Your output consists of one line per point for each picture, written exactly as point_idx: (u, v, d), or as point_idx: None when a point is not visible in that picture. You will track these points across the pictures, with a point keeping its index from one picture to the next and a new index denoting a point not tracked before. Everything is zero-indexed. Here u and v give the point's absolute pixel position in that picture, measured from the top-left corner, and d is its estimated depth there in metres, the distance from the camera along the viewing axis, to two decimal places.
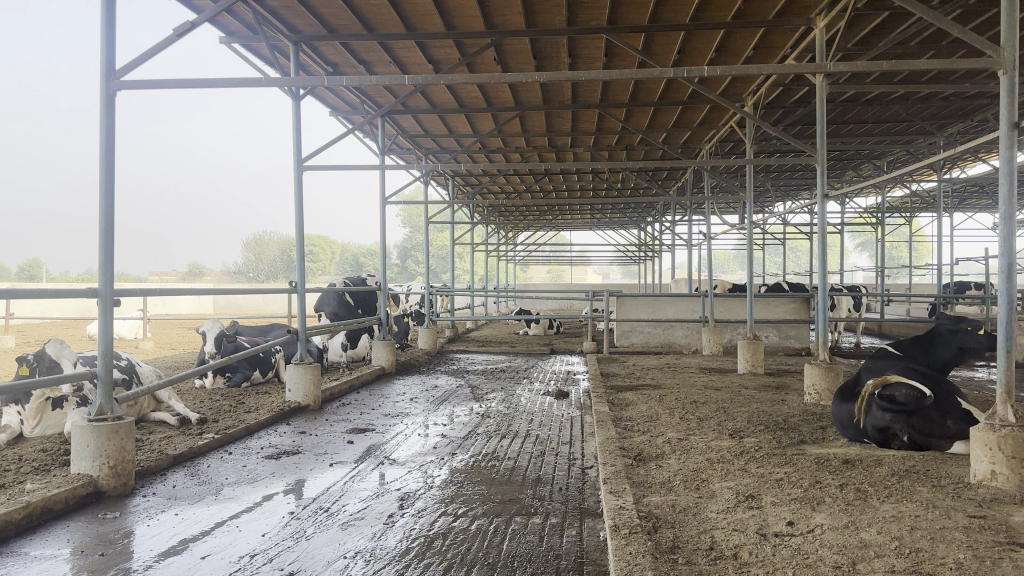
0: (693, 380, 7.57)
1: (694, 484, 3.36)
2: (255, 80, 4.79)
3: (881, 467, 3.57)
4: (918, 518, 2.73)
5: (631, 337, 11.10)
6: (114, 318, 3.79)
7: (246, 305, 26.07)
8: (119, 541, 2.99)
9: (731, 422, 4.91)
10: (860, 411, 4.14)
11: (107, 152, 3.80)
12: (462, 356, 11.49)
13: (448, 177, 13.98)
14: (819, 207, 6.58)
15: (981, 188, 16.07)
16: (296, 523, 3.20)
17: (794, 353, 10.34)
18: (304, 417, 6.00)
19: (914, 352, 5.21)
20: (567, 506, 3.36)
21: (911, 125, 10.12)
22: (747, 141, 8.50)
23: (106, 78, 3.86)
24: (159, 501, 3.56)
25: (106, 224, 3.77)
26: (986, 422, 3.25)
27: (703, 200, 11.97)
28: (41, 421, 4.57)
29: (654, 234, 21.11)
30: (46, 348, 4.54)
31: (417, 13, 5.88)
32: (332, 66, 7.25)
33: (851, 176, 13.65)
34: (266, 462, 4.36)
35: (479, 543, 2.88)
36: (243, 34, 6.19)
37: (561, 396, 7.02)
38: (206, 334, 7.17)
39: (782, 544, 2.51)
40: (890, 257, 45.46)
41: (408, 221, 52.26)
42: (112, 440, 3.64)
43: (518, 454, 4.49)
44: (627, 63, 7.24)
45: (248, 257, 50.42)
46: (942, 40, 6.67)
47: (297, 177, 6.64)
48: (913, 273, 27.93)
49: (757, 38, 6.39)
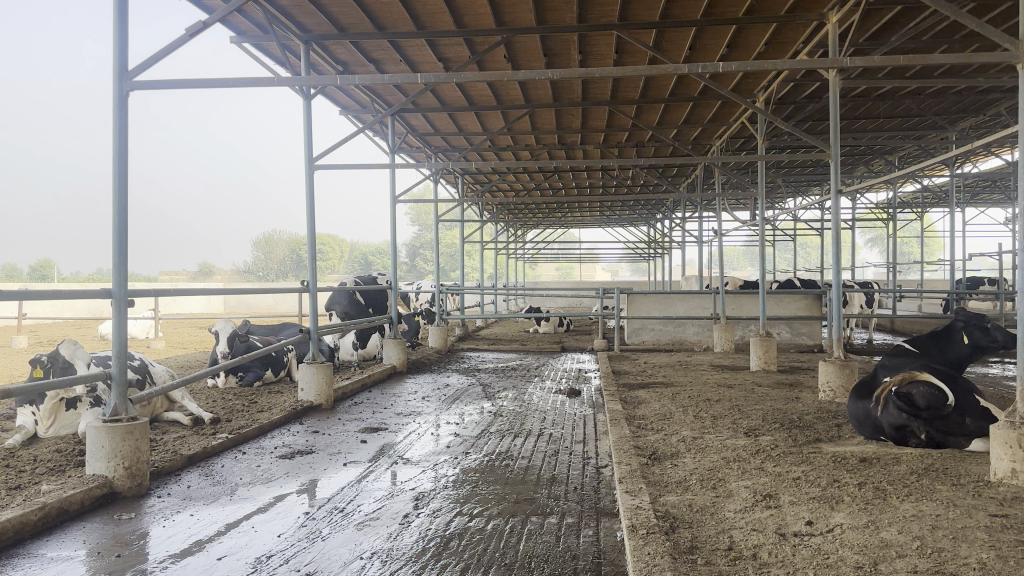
0: (705, 378, 7.54)
1: (710, 483, 3.34)
2: (266, 80, 4.80)
3: (899, 465, 3.53)
4: (940, 517, 2.70)
5: (641, 335, 11.03)
6: (128, 318, 3.81)
7: (257, 304, 26.20)
8: (135, 543, 3.01)
9: (745, 420, 4.88)
10: (876, 408, 4.09)
11: (121, 152, 3.82)
12: (473, 356, 11.28)
13: (457, 175, 13.99)
14: (832, 202, 6.48)
15: (993, 183, 15.90)
16: (312, 524, 3.20)
17: (806, 349, 10.27)
18: (317, 416, 6.02)
19: (932, 349, 5.14)
20: (583, 506, 3.35)
21: (923, 120, 10.02)
22: (759, 136, 8.41)
23: (120, 79, 3.88)
24: (173, 502, 3.58)
25: (120, 225, 3.79)
26: (1006, 420, 3.21)
27: (714, 196, 11.90)
28: (55, 422, 4.60)
29: (664, 231, 21.01)
30: (60, 349, 4.57)
31: (426, 11, 5.87)
32: (342, 65, 7.27)
33: (863, 171, 13.53)
34: (279, 462, 4.37)
35: (496, 543, 2.88)
36: (253, 34, 6.20)
37: (573, 394, 7.00)
38: (218, 334, 7.19)
39: (802, 544, 2.49)
40: (902, 252, 45.07)
41: (417, 219, 52.37)
42: (127, 440, 3.67)
43: (532, 453, 4.48)
44: (637, 60, 7.21)
45: (258, 257, 50.61)
46: (956, 34, 6.60)
47: (308, 177, 6.64)
48: (925, 270, 27.69)
49: (768, 33, 6.34)
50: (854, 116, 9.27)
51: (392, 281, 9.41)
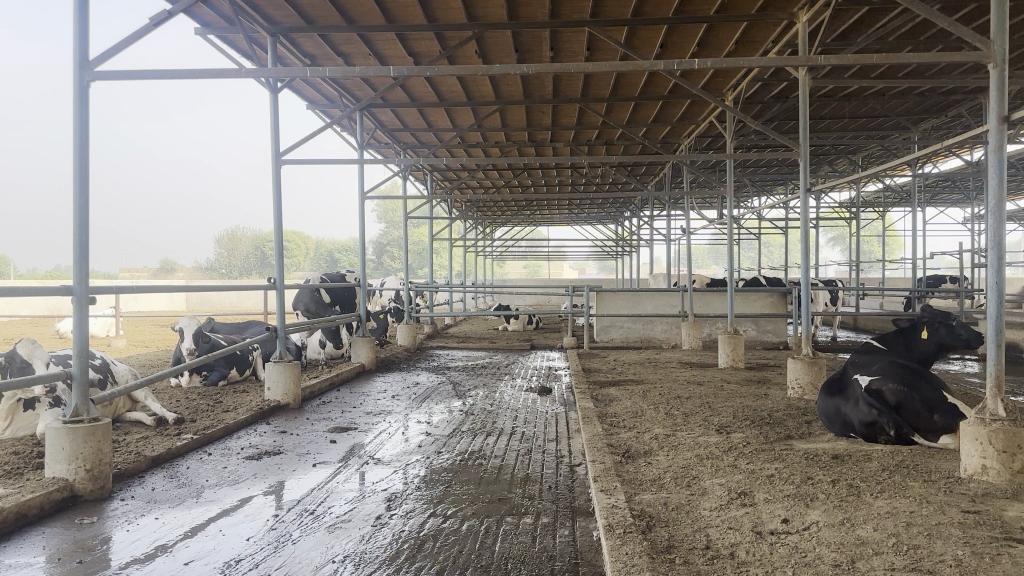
0: (676, 375, 7.61)
1: (684, 481, 3.35)
2: (233, 71, 4.66)
3: (870, 462, 3.58)
4: (913, 514, 2.73)
5: (610, 333, 11.16)
6: (89, 316, 3.64)
7: (220, 302, 25.79)
8: (97, 548, 2.87)
9: (716, 417, 4.93)
10: (848, 405, 4.18)
11: (82, 147, 3.65)
12: (441, 352, 11.43)
13: (426, 172, 13.89)
14: (802, 201, 6.44)
15: (951, 182, 16.41)
16: (282, 527, 3.10)
17: (771, 347, 10.46)
18: (284, 416, 5.88)
19: (900, 347, 5.28)
20: (558, 505, 3.32)
21: (886, 121, 10.31)
22: (728, 135, 8.49)
23: (80, 69, 3.71)
24: (137, 504, 3.44)
25: (81, 219, 3.61)
26: (977, 416, 3.28)
27: (683, 195, 12.00)
28: (12, 423, 4.39)
29: (631, 229, 21.20)
30: (17, 348, 4.36)
31: (396, 4, 5.77)
32: (310, 57, 7.10)
33: (827, 171, 13.85)
34: (246, 463, 4.24)
35: (471, 545, 2.82)
36: (219, 24, 6.02)
37: (545, 392, 6.98)
38: (183, 331, 6.98)
39: (779, 542, 2.49)
40: (863, 250, 46.39)
41: (383, 216, 51.99)
42: (88, 442, 3.50)
43: (505, 452, 4.44)
44: (610, 56, 7.21)
45: (220, 253, 49.61)
46: (921, 35, 6.77)
47: (276, 172, 6.47)
48: (885, 270, 28.45)
49: (739, 32, 6.41)
50: (820, 116, 9.48)
51: (359, 278, 9.21)
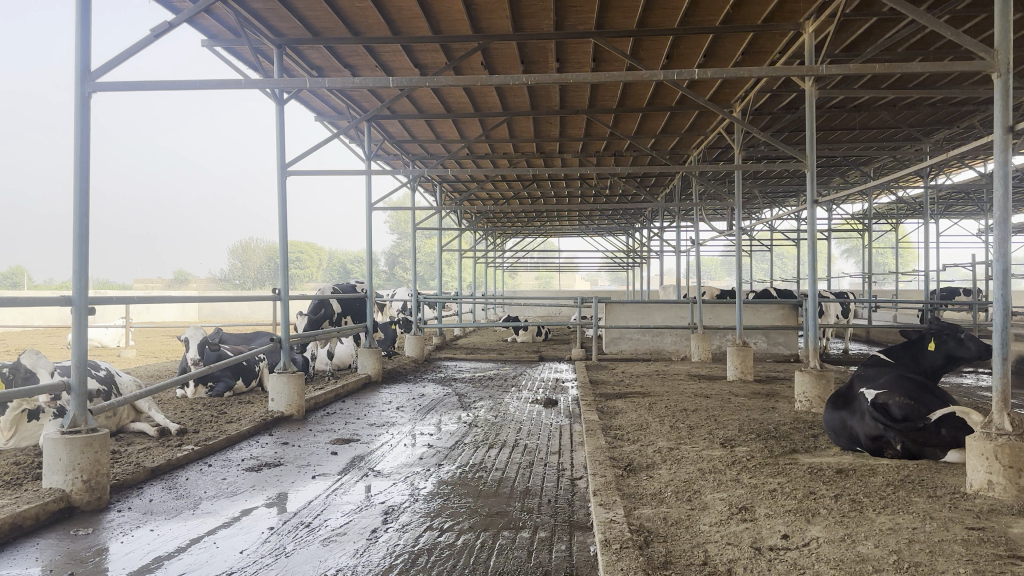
0: (683, 387, 7.55)
1: (685, 495, 3.30)
2: (235, 82, 4.67)
3: (876, 477, 3.51)
4: (916, 531, 2.66)
5: (619, 344, 11.07)
6: (88, 325, 3.64)
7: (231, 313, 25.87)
8: (91, 559, 2.86)
9: (721, 430, 4.86)
10: (853, 418, 4.11)
11: (84, 156, 3.69)
12: (449, 364, 11.40)
13: (436, 183, 13.94)
14: (808, 212, 6.32)
15: (964, 194, 16.23)
16: (276, 539, 3.08)
17: (783, 359, 10.36)
18: (287, 427, 5.86)
19: (907, 359, 5.21)
20: (556, 519, 3.27)
21: (896, 132, 10.23)
22: (737, 147, 8.43)
23: (81, 80, 3.74)
24: (134, 516, 3.43)
25: (81, 229, 3.64)
26: (982, 431, 3.20)
27: (692, 206, 11.92)
28: (16, 433, 4.38)
29: (641, 240, 21.13)
30: (22, 359, 4.38)
31: (401, 15, 5.80)
32: (316, 69, 7.18)
33: (839, 183, 13.74)
34: (246, 475, 4.23)
35: (465, 560, 2.78)
36: (225, 37, 6.10)
37: (550, 404, 6.92)
38: (188, 340, 6.97)
39: (778, 558, 2.44)
40: (878, 261, 46.18)
41: (396, 227, 52.22)
42: (86, 453, 3.50)
43: (507, 464, 4.41)
44: (615, 67, 7.23)
45: (235, 265, 50.09)
46: (930, 45, 6.71)
47: (281, 184, 6.49)
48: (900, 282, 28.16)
49: (745, 43, 6.40)
50: (830, 126, 9.40)
51: (368, 289, 9.20)
